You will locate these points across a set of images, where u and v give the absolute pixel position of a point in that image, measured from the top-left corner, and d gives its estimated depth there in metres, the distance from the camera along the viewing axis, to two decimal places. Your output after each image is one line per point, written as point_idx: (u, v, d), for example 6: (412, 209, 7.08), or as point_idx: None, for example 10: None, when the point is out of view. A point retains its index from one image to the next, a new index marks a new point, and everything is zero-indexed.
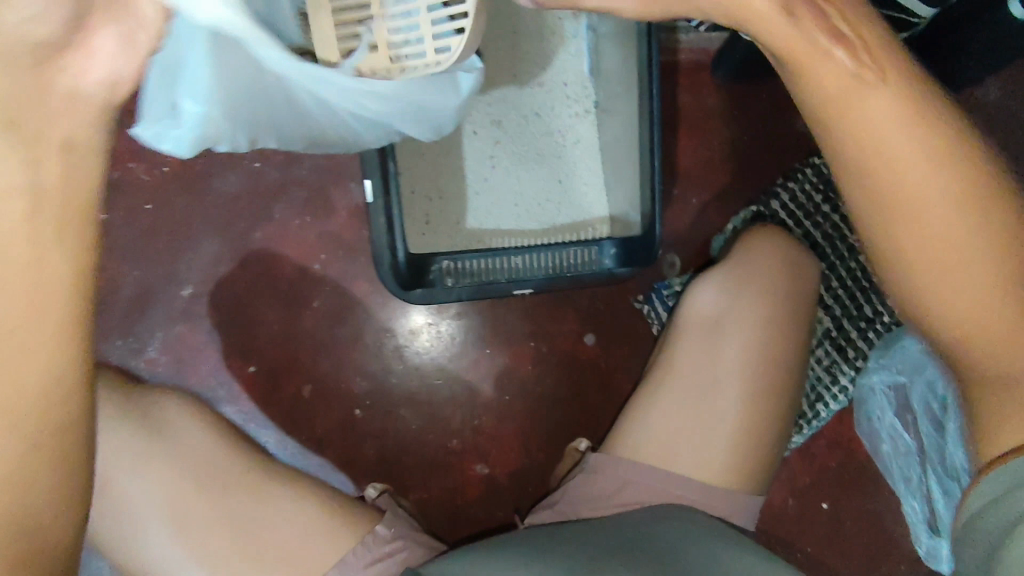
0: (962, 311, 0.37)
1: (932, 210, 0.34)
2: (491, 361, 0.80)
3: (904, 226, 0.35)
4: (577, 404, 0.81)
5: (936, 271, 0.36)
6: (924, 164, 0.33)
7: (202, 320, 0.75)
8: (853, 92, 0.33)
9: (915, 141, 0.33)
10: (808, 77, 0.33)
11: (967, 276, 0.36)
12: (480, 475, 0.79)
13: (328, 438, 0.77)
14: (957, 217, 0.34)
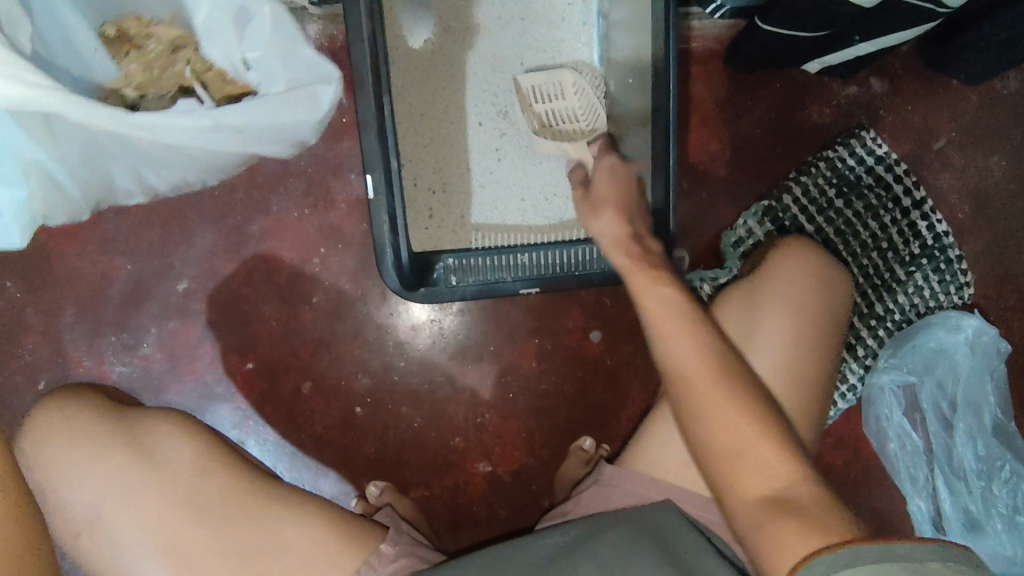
0: (735, 461, 0.43)
1: (689, 357, 0.45)
2: (494, 358, 0.78)
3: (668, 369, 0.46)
4: (582, 402, 0.79)
5: (697, 409, 0.44)
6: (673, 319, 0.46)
7: (197, 315, 0.73)
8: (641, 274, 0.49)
9: (669, 320, 0.46)
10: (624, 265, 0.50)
11: (742, 435, 0.44)
12: (483, 473, 0.77)
13: (328, 436, 0.75)
14: (710, 368, 0.45)
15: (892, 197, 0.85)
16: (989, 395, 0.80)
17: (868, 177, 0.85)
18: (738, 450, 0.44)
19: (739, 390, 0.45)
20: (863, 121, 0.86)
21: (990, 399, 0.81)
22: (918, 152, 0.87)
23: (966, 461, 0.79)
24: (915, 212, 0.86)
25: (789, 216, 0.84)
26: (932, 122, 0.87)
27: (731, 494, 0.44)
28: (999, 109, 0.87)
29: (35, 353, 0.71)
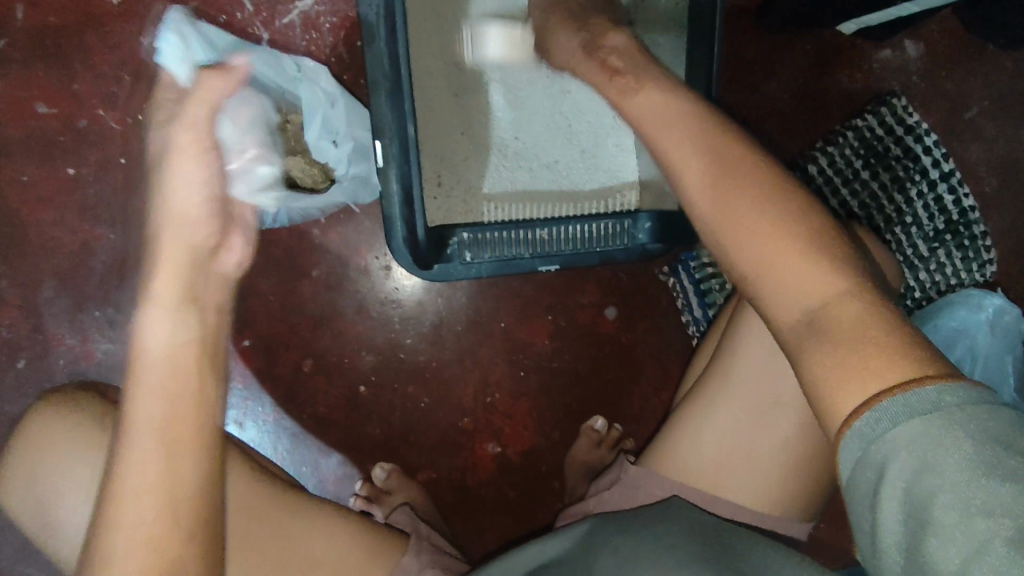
0: (811, 313, 0.35)
1: (747, 207, 0.38)
2: (505, 335, 0.74)
3: (727, 222, 0.38)
4: (596, 381, 0.76)
5: (766, 270, 0.36)
6: (731, 175, 0.39)
7: None
8: (716, 172, 0.40)
9: (724, 184, 0.39)
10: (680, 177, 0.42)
11: (822, 286, 0.35)
12: (493, 453, 0.75)
13: (331, 415, 0.72)
14: (767, 214, 0.37)
15: (920, 169, 0.81)
16: (1010, 376, 0.79)
17: (897, 148, 0.81)
18: (797, 274, 0.36)
19: (808, 232, 0.36)
20: (895, 88, 0.81)
21: (1010, 381, 0.79)
22: (951, 121, 0.83)
23: None
24: (942, 186, 0.82)
25: (813, 188, 0.79)
26: (967, 89, 0.82)
27: (817, 336, 0.34)
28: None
29: (12, 328, 0.65)
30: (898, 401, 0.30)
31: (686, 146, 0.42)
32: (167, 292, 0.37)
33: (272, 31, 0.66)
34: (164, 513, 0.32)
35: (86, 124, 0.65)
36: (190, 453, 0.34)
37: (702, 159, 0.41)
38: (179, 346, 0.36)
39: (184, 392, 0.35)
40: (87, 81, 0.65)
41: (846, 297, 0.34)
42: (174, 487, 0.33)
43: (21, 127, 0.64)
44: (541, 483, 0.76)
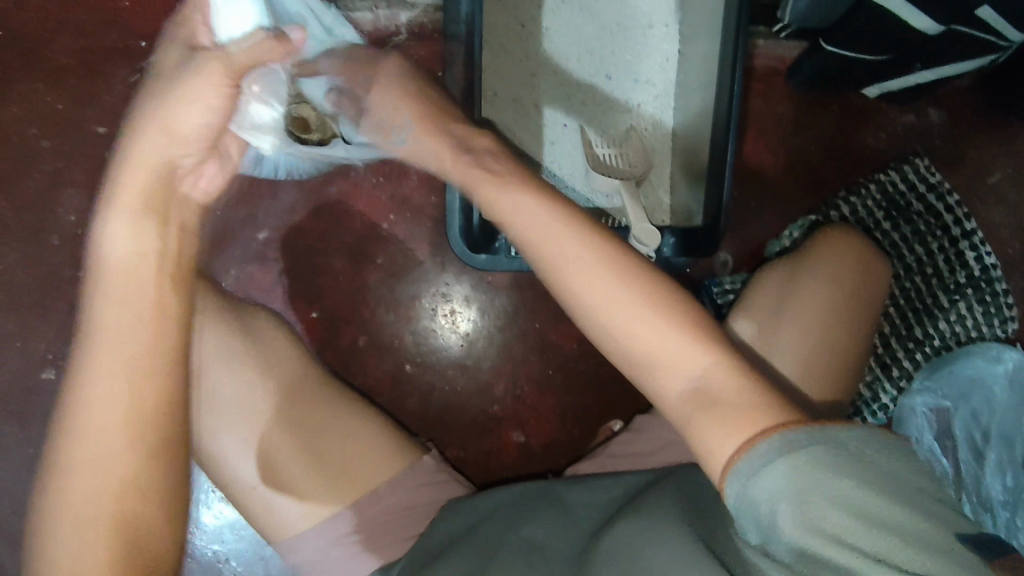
0: (655, 352, 0.41)
1: (584, 271, 0.42)
2: (538, 335, 0.82)
3: (565, 281, 0.43)
4: (618, 386, 0.83)
5: (616, 326, 0.41)
6: (556, 232, 0.44)
7: (275, 263, 0.80)
8: (553, 233, 0.44)
9: (558, 247, 0.43)
10: (546, 252, 0.44)
11: (665, 332, 0.41)
12: (516, 442, 0.82)
13: (376, 388, 0.81)
14: (607, 271, 0.42)
15: (941, 225, 0.86)
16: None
17: (918, 203, 0.87)
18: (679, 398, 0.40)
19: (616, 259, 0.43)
20: (918, 149, 0.89)
21: None
22: (972, 185, 0.89)
23: (994, 491, 0.79)
24: (963, 243, 0.87)
25: None
26: (988, 156, 0.89)
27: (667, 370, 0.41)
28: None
29: None
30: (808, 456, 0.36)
31: (526, 203, 0.46)
32: (131, 224, 0.43)
33: None
34: (128, 463, 0.41)
35: None
36: (147, 404, 0.42)
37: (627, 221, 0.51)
38: (139, 264, 0.43)
39: (142, 316, 0.42)
40: None
41: (716, 369, 0.40)
42: (136, 422, 0.41)
43: None
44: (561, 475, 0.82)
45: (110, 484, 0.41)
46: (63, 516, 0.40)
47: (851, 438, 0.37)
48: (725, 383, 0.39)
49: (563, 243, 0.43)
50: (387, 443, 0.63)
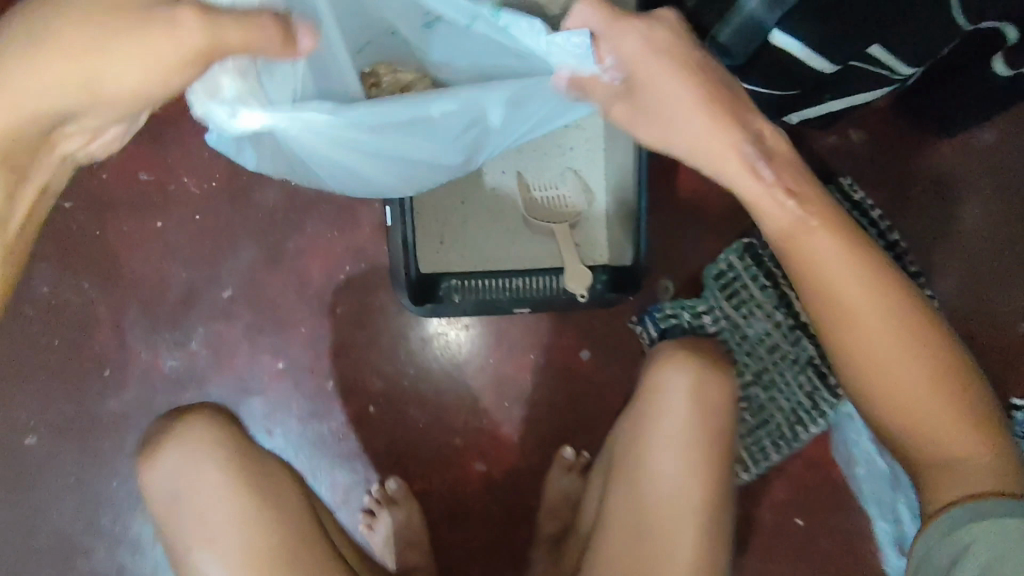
0: (916, 408, 0.47)
1: (867, 317, 0.47)
2: (493, 369, 0.87)
3: (859, 349, 0.47)
4: (571, 413, 0.88)
5: (884, 374, 0.47)
6: (882, 328, 0.47)
7: (240, 318, 0.85)
8: (843, 281, 0.47)
9: (874, 325, 0.47)
10: (834, 296, 0.47)
11: (933, 394, 0.47)
12: (478, 472, 0.87)
13: (344, 430, 0.86)
14: (918, 338, 0.47)
15: (868, 239, 0.92)
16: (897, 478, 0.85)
17: (847, 220, 0.91)
18: (921, 422, 0.48)
19: (927, 331, 0.48)
20: (841, 168, 0.94)
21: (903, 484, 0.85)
22: (893, 198, 0.94)
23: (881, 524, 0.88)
24: (889, 254, 0.92)
25: (766, 254, 0.87)
26: (907, 169, 0.94)
27: (913, 414, 0.48)
28: (974, 158, 0.94)
29: (103, 344, 0.83)
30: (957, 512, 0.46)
31: (844, 268, 0.47)
32: None
33: None
34: None
35: (173, 187, 0.84)
36: None
37: (863, 269, 0.47)
38: None
39: None
40: (175, 156, 0.84)
41: (961, 398, 0.47)
42: None
43: (126, 189, 0.84)
44: (522, 498, 0.87)
45: None
46: None
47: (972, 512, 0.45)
48: (930, 405, 0.47)
49: (844, 269, 0.47)
50: None
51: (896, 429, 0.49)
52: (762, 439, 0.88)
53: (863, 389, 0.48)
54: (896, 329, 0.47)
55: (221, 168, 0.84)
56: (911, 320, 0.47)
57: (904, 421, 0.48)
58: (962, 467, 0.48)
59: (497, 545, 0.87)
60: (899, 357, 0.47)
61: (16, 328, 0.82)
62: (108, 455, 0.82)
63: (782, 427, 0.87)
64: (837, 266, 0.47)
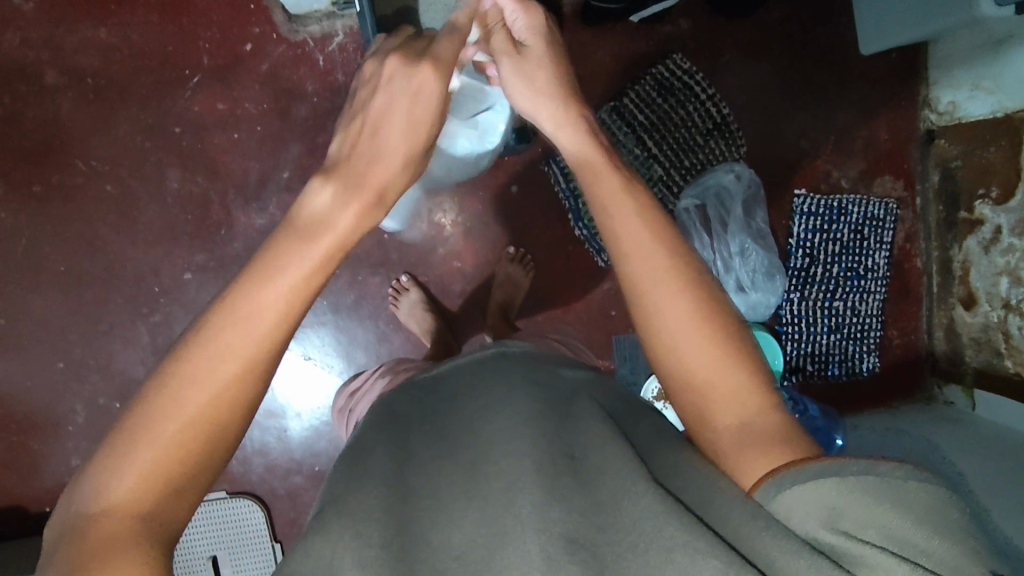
0: (703, 368, 0.63)
1: (659, 283, 0.64)
2: (458, 203, 1.41)
3: (650, 305, 0.65)
4: (510, 225, 1.43)
5: (671, 336, 0.64)
6: (674, 298, 0.64)
7: (297, 190, 1.35)
8: (641, 255, 0.66)
9: (661, 288, 0.64)
10: (633, 264, 0.66)
11: (713, 354, 0.63)
12: (456, 267, 1.43)
13: (371, 250, 1.40)
14: (698, 312, 0.64)
15: (692, 93, 1.41)
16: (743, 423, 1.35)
17: (678, 83, 1.41)
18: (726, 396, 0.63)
19: (701, 303, 0.64)
20: (674, 47, 1.43)
21: None
22: (710, 66, 1.44)
23: None
24: (708, 102, 1.42)
25: (626, 109, 1.40)
26: (719, 45, 1.44)
27: (694, 369, 0.63)
28: (762, 35, 1.44)
29: (215, 215, 1.34)
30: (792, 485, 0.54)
31: (639, 241, 0.66)
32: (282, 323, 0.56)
33: (324, 54, 1.31)
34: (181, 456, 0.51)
35: (240, 110, 1.32)
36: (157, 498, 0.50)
37: (651, 248, 0.66)
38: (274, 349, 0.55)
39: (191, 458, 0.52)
40: (238, 89, 1.32)
41: (733, 363, 0.63)
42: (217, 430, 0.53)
43: (211, 115, 1.32)
44: (486, 278, 1.44)
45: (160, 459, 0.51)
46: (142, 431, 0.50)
47: (843, 474, 0.52)
48: (731, 388, 0.62)
49: (627, 230, 0.67)
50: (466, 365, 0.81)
51: (695, 383, 0.63)
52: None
53: (673, 357, 0.64)
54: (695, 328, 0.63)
55: (268, 95, 1.32)
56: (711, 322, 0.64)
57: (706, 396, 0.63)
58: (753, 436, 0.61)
59: (473, 310, 1.45)
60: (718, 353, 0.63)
61: (162, 211, 1.33)
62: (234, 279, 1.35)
63: None
64: (627, 240, 0.67)
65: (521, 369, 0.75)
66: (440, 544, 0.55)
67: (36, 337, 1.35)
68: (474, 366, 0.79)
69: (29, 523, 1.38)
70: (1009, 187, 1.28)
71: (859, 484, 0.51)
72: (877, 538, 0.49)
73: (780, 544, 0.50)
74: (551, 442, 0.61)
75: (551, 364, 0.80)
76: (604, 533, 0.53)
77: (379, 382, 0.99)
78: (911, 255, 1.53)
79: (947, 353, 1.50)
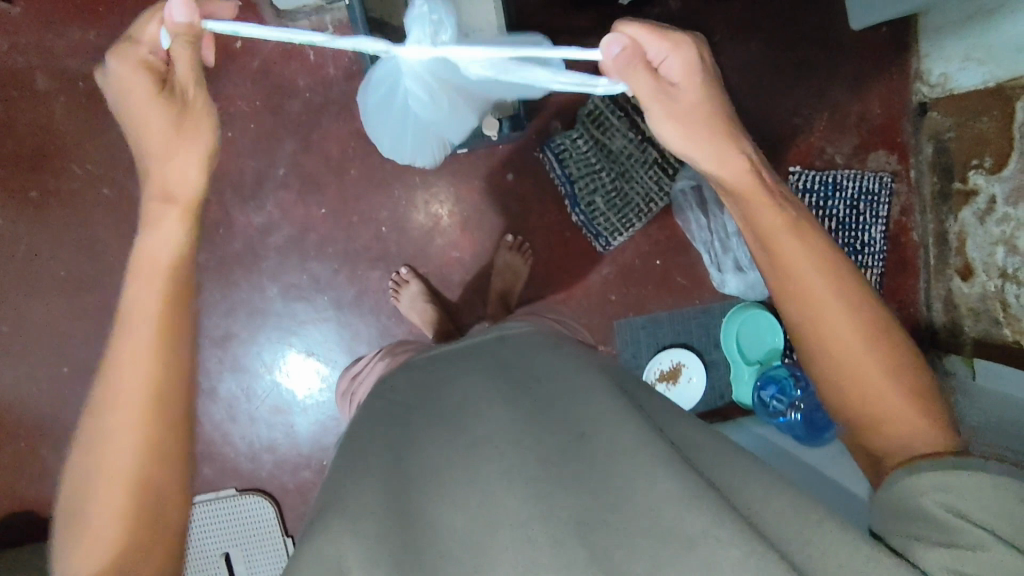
0: (850, 365, 0.64)
1: (804, 281, 0.65)
2: (455, 193, 1.41)
3: (795, 301, 0.66)
4: (506, 214, 1.43)
5: (816, 334, 0.65)
6: (825, 298, 0.64)
7: (294, 187, 1.36)
8: (788, 254, 0.66)
9: (815, 289, 0.64)
10: (778, 265, 0.66)
11: (862, 355, 0.63)
12: (455, 257, 1.44)
13: (369, 243, 1.40)
14: (840, 307, 0.64)
15: None
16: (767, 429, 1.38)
17: None
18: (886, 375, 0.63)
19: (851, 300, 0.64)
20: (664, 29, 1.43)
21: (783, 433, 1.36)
22: None
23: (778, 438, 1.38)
24: None
25: None
26: (709, 25, 1.44)
27: (837, 369, 0.64)
28: (751, 14, 1.44)
29: (214, 214, 1.34)
30: (918, 475, 0.57)
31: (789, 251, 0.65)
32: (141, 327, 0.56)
33: (314, 48, 1.31)
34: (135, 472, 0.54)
35: (233, 108, 1.32)
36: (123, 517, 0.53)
37: (794, 254, 0.65)
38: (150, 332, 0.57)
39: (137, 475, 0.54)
40: (230, 88, 1.31)
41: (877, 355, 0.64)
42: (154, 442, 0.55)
43: None
44: (485, 267, 1.45)
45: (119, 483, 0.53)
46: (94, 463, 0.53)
47: (963, 467, 0.56)
48: (876, 382, 0.63)
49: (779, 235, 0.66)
50: (469, 350, 0.80)
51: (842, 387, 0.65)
52: (627, 216, 1.39)
53: (824, 360, 0.65)
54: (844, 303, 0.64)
55: (260, 92, 1.32)
56: (850, 285, 0.65)
57: (845, 372, 0.64)
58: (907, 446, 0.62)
59: (475, 299, 1.45)
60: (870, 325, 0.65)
61: None
62: (235, 278, 1.36)
63: (638, 207, 1.39)
64: (778, 245, 0.66)
65: (522, 357, 0.75)
66: (441, 528, 0.56)
67: (40, 343, 1.35)
68: (470, 353, 0.79)
69: (41, 529, 1.38)
70: (1003, 156, 1.29)
71: (979, 481, 0.55)
72: (997, 528, 0.53)
73: (831, 535, 0.53)
74: (555, 434, 0.62)
75: (550, 345, 0.80)
76: (612, 513, 0.55)
77: (379, 365, 1.00)
78: (907, 228, 1.53)
79: (945, 325, 1.52)
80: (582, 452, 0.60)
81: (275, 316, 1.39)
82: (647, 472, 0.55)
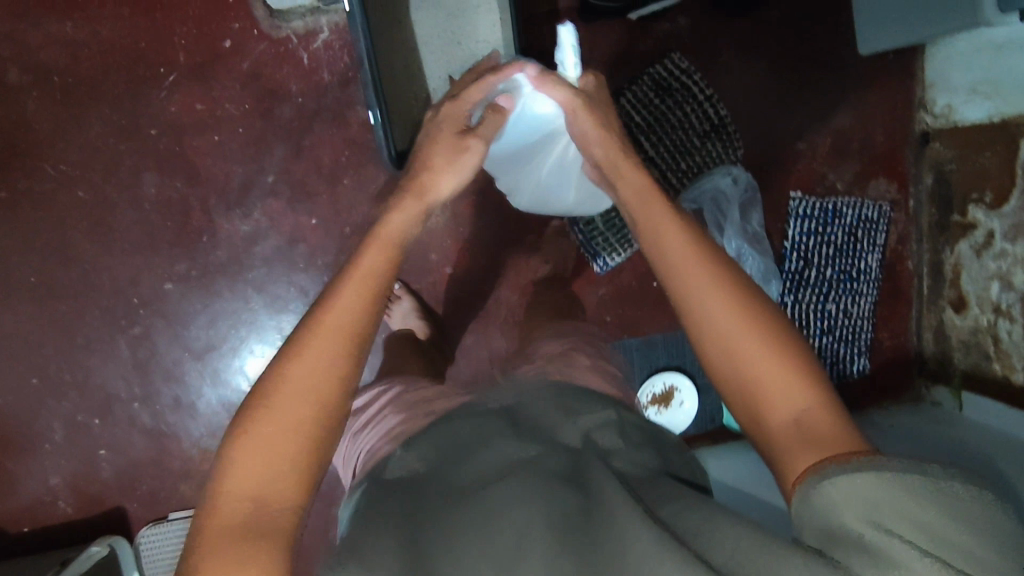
0: (733, 341, 0.67)
1: (682, 256, 0.72)
2: (451, 208, 1.37)
3: (672, 278, 0.73)
4: (503, 232, 1.40)
5: (694, 305, 0.70)
6: (695, 272, 0.71)
7: (283, 196, 1.29)
8: (665, 234, 0.75)
9: (690, 264, 0.72)
10: (658, 247, 0.75)
11: (748, 336, 0.67)
12: (448, 273, 1.40)
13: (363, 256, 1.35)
14: (713, 281, 0.70)
15: (691, 95, 1.38)
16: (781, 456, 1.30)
17: (676, 83, 1.38)
18: (742, 346, 0.67)
19: (725, 275, 0.71)
20: (672, 46, 1.39)
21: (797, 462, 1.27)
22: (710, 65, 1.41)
23: None
24: (706, 104, 1.39)
25: (623, 112, 1.36)
26: (717, 44, 1.40)
27: (725, 343, 0.68)
28: (760, 34, 1.41)
29: (199, 222, 1.28)
30: (836, 473, 0.54)
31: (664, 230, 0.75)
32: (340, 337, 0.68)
33: (309, 51, 1.25)
34: (287, 484, 0.62)
35: (219, 110, 1.25)
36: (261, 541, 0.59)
37: (666, 231, 0.75)
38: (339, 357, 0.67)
39: (275, 481, 0.62)
40: (217, 89, 1.25)
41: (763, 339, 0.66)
42: (304, 454, 0.64)
43: (188, 117, 1.25)
44: (479, 284, 1.41)
45: (275, 496, 0.62)
46: (242, 477, 0.62)
47: (892, 466, 0.52)
48: (771, 365, 0.65)
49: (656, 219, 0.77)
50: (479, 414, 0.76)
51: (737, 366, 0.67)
52: (626, 234, 1.36)
53: (705, 333, 0.69)
54: (710, 272, 0.71)
55: (249, 95, 1.25)
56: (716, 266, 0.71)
57: (733, 351, 0.67)
58: (800, 416, 0.63)
59: (470, 317, 1.41)
60: (700, 279, 0.70)
61: (139, 218, 1.27)
62: (219, 289, 1.30)
63: None
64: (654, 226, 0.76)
65: (529, 427, 0.71)
66: None
67: (7, 353, 1.28)
68: (485, 416, 0.76)
69: (7, 546, 1.32)
70: (1004, 192, 1.28)
71: (906, 482, 0.50)
72: (928, 543, 0.48)
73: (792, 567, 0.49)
74: (565, 500, 0.59)
75: (574, 411, 0.75)
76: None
77: (389, 412, 0.95)
78: (903, 257, 1.53)
79: (935, 354, 1.52)
80: (587, 518, 0.57)
81: (263, 329, 1.34)
82: (639, 522, 0.53)
